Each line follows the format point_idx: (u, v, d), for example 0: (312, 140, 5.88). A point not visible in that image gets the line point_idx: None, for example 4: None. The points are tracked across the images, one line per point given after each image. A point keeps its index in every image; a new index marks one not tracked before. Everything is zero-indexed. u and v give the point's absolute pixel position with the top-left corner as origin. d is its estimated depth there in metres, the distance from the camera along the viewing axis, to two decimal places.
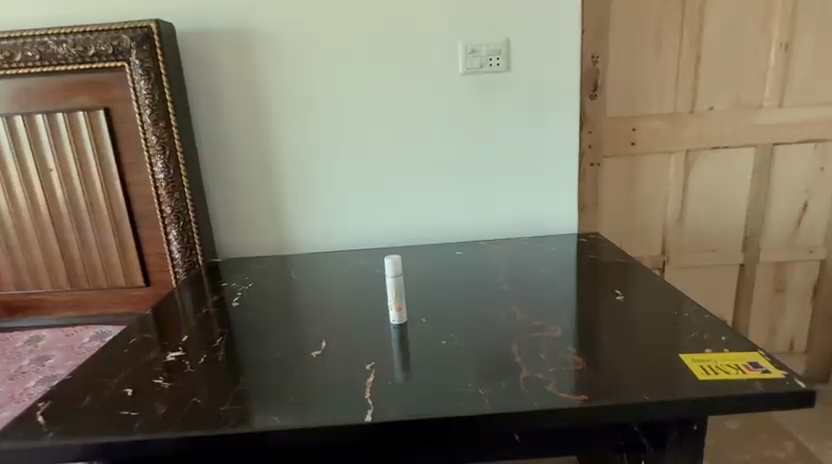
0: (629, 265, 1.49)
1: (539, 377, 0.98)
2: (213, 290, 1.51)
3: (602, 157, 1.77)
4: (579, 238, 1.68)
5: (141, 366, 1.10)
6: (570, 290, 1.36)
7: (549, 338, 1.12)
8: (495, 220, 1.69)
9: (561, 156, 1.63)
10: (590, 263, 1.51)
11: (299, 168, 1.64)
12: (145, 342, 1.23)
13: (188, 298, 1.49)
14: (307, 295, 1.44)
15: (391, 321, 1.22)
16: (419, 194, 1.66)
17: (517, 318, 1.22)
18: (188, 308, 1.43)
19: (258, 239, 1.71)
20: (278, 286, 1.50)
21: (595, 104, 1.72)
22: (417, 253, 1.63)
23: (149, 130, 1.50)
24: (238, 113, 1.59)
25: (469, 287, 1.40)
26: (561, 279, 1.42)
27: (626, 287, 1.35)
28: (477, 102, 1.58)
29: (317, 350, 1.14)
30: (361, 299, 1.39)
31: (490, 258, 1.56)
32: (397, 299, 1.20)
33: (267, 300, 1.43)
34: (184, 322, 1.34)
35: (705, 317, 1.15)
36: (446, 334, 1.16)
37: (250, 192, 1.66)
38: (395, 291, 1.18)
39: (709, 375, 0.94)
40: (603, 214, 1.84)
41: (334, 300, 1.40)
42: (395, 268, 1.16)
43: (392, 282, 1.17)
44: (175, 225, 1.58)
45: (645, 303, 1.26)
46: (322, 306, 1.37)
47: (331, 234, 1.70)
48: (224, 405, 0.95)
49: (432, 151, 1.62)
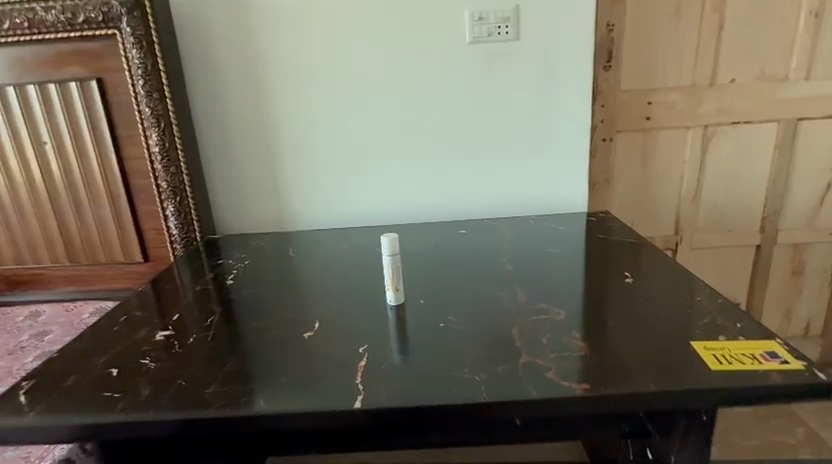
0: (638, 246, 1.43)
1: (539, 363, 0.94)
2: (208, 268, 1.48)
3: (614, 131, 1.69)
4: (589, 217, 1.61)
5: (129, 345, 1.08)
6: (575, 272, 1.30)
7: (550, 323, 1.07)
8: (498, 197, 1.63)
9: (570, 130, 1.56)
10: (597, 244, 1.45)
11: (298, 142, 1.58)
12: (135, 320, 1.20)
13: (182, 275, 1.46)
14: (304, 274, 1.40)
15: (388, 302, 1.18)
16: (421, 171, 1.60)
17: (517, 300, 1.17)
18: (183, 285, 1.40)
19: (257, 216, 1.67)
20: (275, 265, 1.46)
21: (609, 76, 1.63)
22: (421, 231, 1.58)
23: (143, 101, 1.45)
24: (235, 84, 1.53)
25: (471, 268, 1.35)
26: (567, 261, 1.36)
27: (636, 270, 1.29)
28: (483, 74, 1.50)
29: (311, 332, 1.10)
30: (358, 279, 1.35)
31: (493, 238, 1.51)
32: (394, 281, 1.15)
33: (263, 278, 1.40)
34: (178, 299, 1.31)
35: (718, 301, 1.09)
36: (444, 316, 1.12)
37: (248, 167, 1.61)
38: (392, 271, 1.13)
39: (721, 364, 0.89)
40: (614, 192, 1.77)
41: (332, 279, 1.36)
42: (393, 248, 1.11)
43: (389, 261, 1.12)
44: (171, 200, 1.54)
45: (655, 286, 1.20)
46: (319, 285, 1.33)
47: (331, 210, 1.66)
48: (210, 388, 0.92)
49: (436, 127, 1.56)
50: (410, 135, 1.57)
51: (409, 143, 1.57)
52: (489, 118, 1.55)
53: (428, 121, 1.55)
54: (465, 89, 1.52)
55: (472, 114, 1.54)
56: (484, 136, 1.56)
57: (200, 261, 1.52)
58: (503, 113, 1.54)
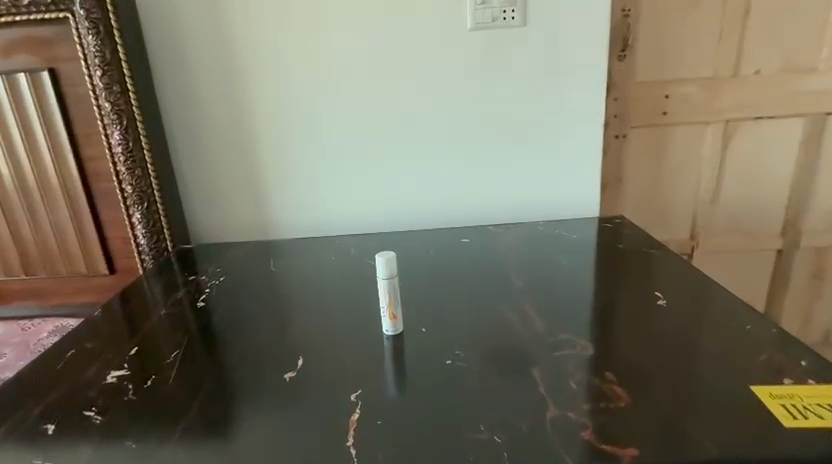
0: (658, 257, 1.29)
1: (570, 417, 0.81)
2: (180, 284, 1.32)
3: (628, 127, 1.55)
4: (601, 222, 1.47)
5: (73, 390, 0.96)
6: (595, 290, 1.17)
7: (573, 360, 0.94)
8: (502, 200, 1.48)
9: (582, 126, 1.41)
10: (616, 255, 1.32)
11: (281, 141, 1.42)
12: (87, 353, 1.06)
13: (148, 292, 1.29)
14: (287, 290, 1.24)
15: (385, 332, 1.04)
16: (418, 171, 1.45)
17: (534, 328, 1.04)
18: (148, 305, 1.24)
19: (236, 224, 1.51)
20: (255, 280, 1.30)
21: (622, 67, 1.49)
22: (418, 239, 1.43)
23: (101, 95, 1.27)
24: (210, 76, 1.36)
25: (476, 286, 1.20)
26: (586, 276, 1.22)
27: (665, 288, 1.16)
28: (486, 61, 1.35)
29: (292, 373, 0.96)
30: (348, 297, 1.20)
31: (498, 248, 1.36)
32: (390, 308, 1.00)
33: (241, 296, 1.24)
34: (141, 323, 1.16)
35: (755, 332, 0.97)
36: (451, 350, 0.98)
37: (224, 168, 1.45)
38: (389, 297, 0.99)
39: (796, 419, 0.78)
40: (626, 193, 1.63)
41: (319, 298, 1.20)
42: (390, 269, 0.96)
43: (385, 285, 0.98)
44: (137, 207, 1.37)
45: (689, 309, 1.07)
46: (304, 304, 1.18)
47: (317, 216, 1.50)
48: (157, 455, 0.80)
49: (434, 122, 1.40)
50: (405, 131, 1.41)
51: (404, 140, 1.42)
52: (493, 113, 1.39)
53: (425, 115, 1.39)
54: (466, 79, 1.36)
55: (474, 107, 1.39)
56: (488, 132, 1.41)
57: (170, 276, 1.36)
58: (508, 107, 1.39)
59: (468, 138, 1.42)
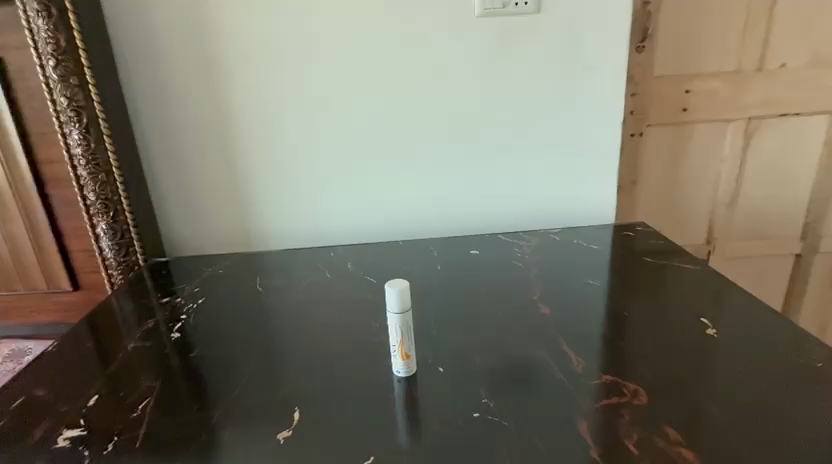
0: (688, 273, 1.19)
1: None
2: (154, 309, 1.17)
3: (645, 125, 1.44)
4: (619, 230, 1.36)
5: (17, 457, 0.81)
6: (636, 318, 1.05)
7: (623, 422, 0.81)
8: (512, 205, 1.35)
9: (600, 125, 1.29)
10: (649, 272, 1.19)
11: (267, 145, 1.27)
12: (37, 406, 0.92)
13: (114, 321, 1.14)
14: (279, 322, 1.10)
15: (396, 373, 0.92)
16: (420, 175, 1.31)
17: (575, 372, 0.91)
18: (113, 339, 1.09)
19: (218, 234, 1.36)
20: (240, 307, 1.16)
21: (641, 59, 1.37)
22: (421, 251, 1.30)
23: (56, 89, 1.10)
24: (185, 70, 1.20)
25: (494, 314, 1.07)
26: (622, 299, 1.11)
27: (714, 316, 1.04)
28: (498, 51, 1.21)
29: (286, 432, 0.83)
30: (351, 329, 1.06)
31: (511, 264, 1.23)
32: (403, 346, 0.89)
33: (226, 326, 1.10)
34: (103, 365, 1.01)
35: (810, 375, 0.88)
36: (477, 400, 0.86)
37: (204, 175, 1.30)
38: (401, 334, 0.88)
39: None
40: (641, 196, 1.52)
41: (319, 332, 1.06)
42: (403, 303, 0.85)
43: (396, 320, 0.86)
44: (102, 217, 1.20)
45: (742, 345, 0.96)
46: (302, 339, 1.04)
47: (309, 226, 1.35)
48: None
49: (439, 120, 1.26)
50: (407, 130, 1.27)
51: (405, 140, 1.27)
52: (504, 109, 1.26)
53: (430, 113, 1.25)
54: (476, 72, 1.22)
55: (484, 103, 1.25)
56: (498, 130, 1.28)
57: (139, 299, 1.20)
58: (521, 103, 1.25)
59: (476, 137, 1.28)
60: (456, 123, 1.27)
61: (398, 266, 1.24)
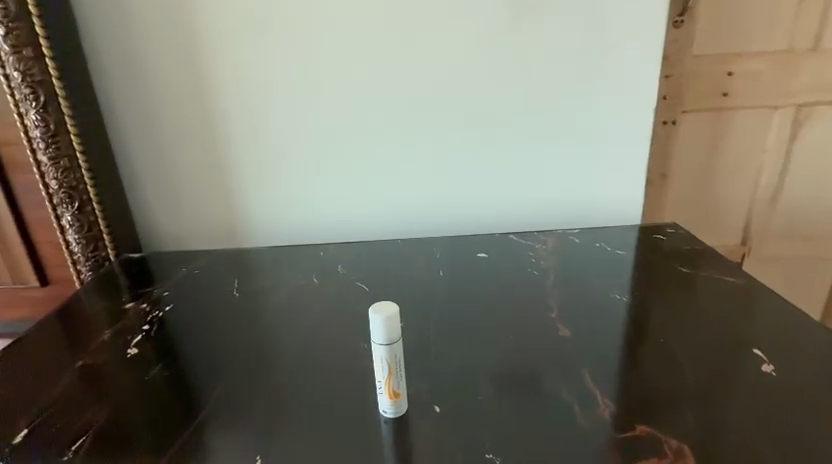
0: (735, 287, 1.00)
1: None
2: (117, 317, 1.04)
3: (680, 111, 1.27)
4: (648, 231, 1.18)
5: None
6: (675, 342, 0.88)
7: None
8: (525, 203, 1.18)
9: (633, 112, 1.10)
10: (687, 282, 1.02)
11: (251, 129, 1.13)
12: None
13: (69, 329, 1.01)
14: (256, 337, 0.96)
15: (382, 413, 0.78)
16: (423, 166, 1.15)
17: (600, 417, 0.75)
18: (63, 353, 0.96)
19: (201, 227, 1.22)
20: (213, 318, 1.02)
21: (677, 37, 1.21)
22: (421, 253, 1.15)
23: (9, 62, 0.97)
24: (158, 43, 1.06)
25: (502, 337, 0.91)
26: (655, 318, 0.94)
27: (766, 344, 0.87)
28: (518, 21, 1.03)
29: None
30: (334, 351, 0.91)
31: (523, 272, 1.07)
32: (390, 383, 0.75)
33: (198, 338, 0.97)
34: (44, 388, 0.89)
35: None
36: (480, 453, 0.71)
37: (181, 161, 1.16)
38: (388, 369, 0.74)
39: None
40: (671, 191, 1.36)
41: (300, 352, 0.92)
42: (390, 334, 0.72)
43: (381, 353, 0.73)
44: (67, 207, 1.08)
45: (801, 378, 0.80)
46: (280, 358, 0.91)
47: (298, 221, 1.21)
48: None
49: (446, 103, 1.10)
50: (409, 114, 1.11)
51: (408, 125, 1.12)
52: (522, 90, 1.09)
53: (435, 95, 1.09)
54: (490, 47, 1.05)
55: (499, 84, 1.08)
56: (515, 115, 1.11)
57: (100, 303, 1.08)
58: (542, 83, 1.08)
59: (489, 122, 1.11)
60: (467, 106, 1.10)
61: (396, 270, 1.10)
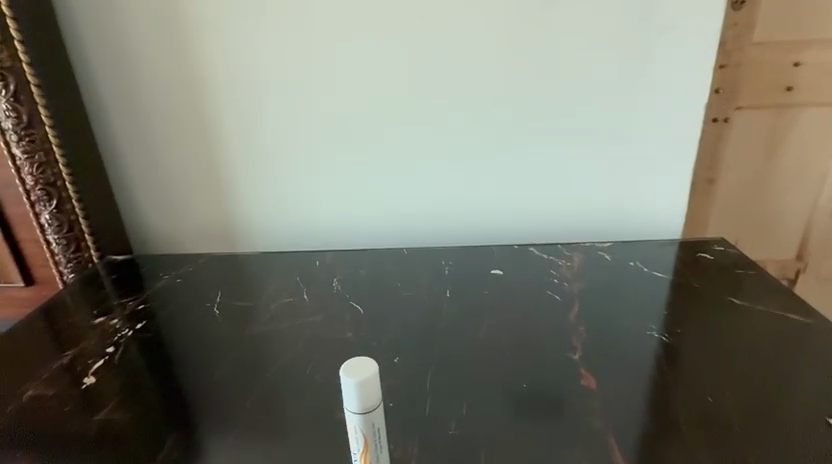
0: (803, 327, 0.82)
1: None
2: (80, 326, 0.90)
3: (734, 107, 1.10)
4: (691, 249, 1.01)
5: None
6: (729, 400, 0.70)
7: None
8: (550, 211, 1.04)
9: (683, 111, 0.95)
10: (741, 316, 0.85)
11: (240, 117, 1.00)
12: None
13: (26, 333, 0.89)
14: (224, 370, 0.79)
15: None
16: (430, 171, 1.02)
17: None
18: (8, 381, 0.80)
19: (191, 226, 1.11)
20: (183, 341, 0.85)
21: (737, 21, 1.03)
22: (424, 262, 0.99)
23: None
24: (140, 20, 0.94)
25: (516, 380, 0.74)
26: (702, 364, 0.76)
27: None
28: (543, 6, 0.88)
29: None
30: (311, 397, 0.74)
31: (543, 296, 0.89)
32: (366, 456, 0.59)
33: (165, 352, 0.84)
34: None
35: None
36: None
37: (167, 152, 1.04)
38: (364, 440, 0.58)
39: None
40: (719, 198, 1.19)
41: (275, 391, 0.75)
42: (365, 401, 0.56)
43: (355, 422, 0.57)
44: (44, 205, 0.98)
45: None
46: (249, 391, 0.75)
47: (293, 221, 1.09)
48: None
49: (462, 99, 0.96)
50: (414, 114, 0.98)
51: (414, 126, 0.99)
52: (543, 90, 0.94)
53: (450, 89, 0.95)
54: (504, 42, 0.91)
55: (515, 84, 0.94)
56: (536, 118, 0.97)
57: (62, 320, 0.92)
58: (573, 78, 0.93)
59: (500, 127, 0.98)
60: (478, 108, 0.96)
61: (392, 284, 0.94)
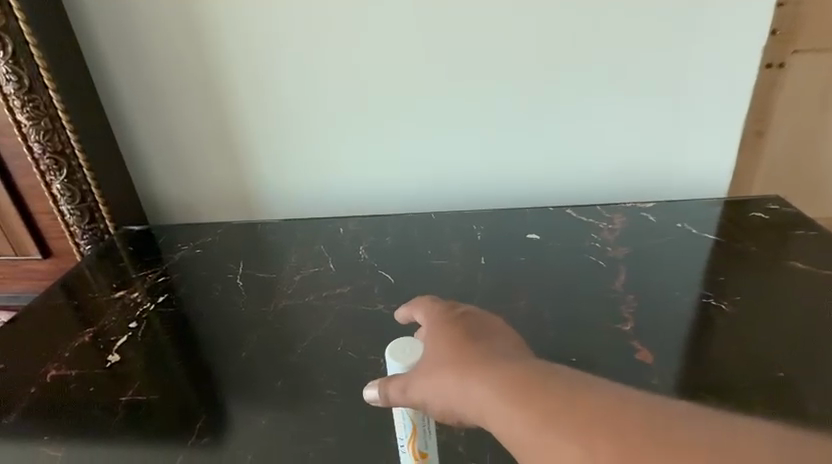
0: None
1: None
2: (100, 301, 0.87)
3: (790, 51, 1.00)
4: (742, 204, 0.92)
5: None
6: (795, 372, 0.65)
7: None
8: (588, 171, 0.97)
9: (735, 62, 0.86)
10: (802, 279, 0.78)
11: (252, 75, 0.93)
12: None
13: (47, 311, 0.86)
14: (251, 346, 0.76)
15: None
16: (451, 134, 0.96)
17: None
18: (32, 360, 0.78)
19: (208, 193, 1.06)
20: (205, 315, 0.82)
21: None
22: (452, 226, 0.94)
23: None
24: None
25: (563, 355, 0.70)
26: (759, 332, 0.71)
27: None
28: None
29: None
30: (342, 374, 0.70)
31: (586, 262, 0.83)
32: (414, 444, 0.56)
33: (189, 327, 0.80)
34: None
35: None
36: None
37: (179, 116, 0.98)
38: (412, 428, 0.55)
39: None
40: (767, 152, 1.11)
41: (304, 368, 0.72)
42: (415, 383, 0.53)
43: (404, 410, 0.54)
44: (53, 174, 0.93)
45: None
46: (276, 368, 0.72)
47: (314, 186, 1.03)
48: None
49: (492, 52, 0.88)
50: (438, 71, 0.90)
51: (431, 89, 0.92)
52: (563, 52, 0.87)
53: (479, 41, 0.87)
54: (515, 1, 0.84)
55: (528, 49, 0.87)
56: (554, 85, 0.90)
57: (79, 295, 0.89)
58: (606, 29, 0.85)
59: (511, 97, 0.91)
60: (488, 75, 0.90)
61: (420, 251, 0.89)
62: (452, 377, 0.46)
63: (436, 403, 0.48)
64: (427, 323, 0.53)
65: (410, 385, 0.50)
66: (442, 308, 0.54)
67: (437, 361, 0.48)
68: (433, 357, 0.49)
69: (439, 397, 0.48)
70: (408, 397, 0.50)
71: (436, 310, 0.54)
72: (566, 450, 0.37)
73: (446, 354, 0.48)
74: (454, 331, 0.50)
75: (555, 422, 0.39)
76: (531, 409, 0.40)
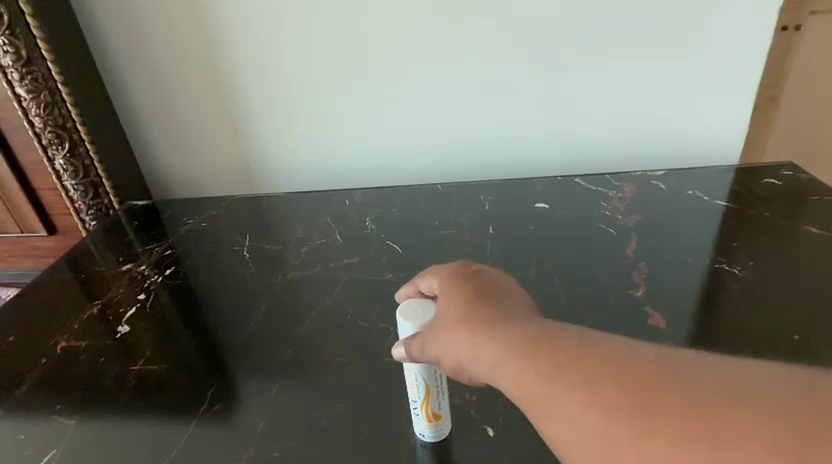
0: None
1: None
2: (107, 275, 0.87)
3: (808, 12, 0.96)
4: (756, 172, 0.90)
5: None
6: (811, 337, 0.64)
7: None
8: (598, 140, 0.96)
9: (751, 25, 0.83)
10: (818, 245, 0.77)
11: (253, 43, 0.91)
12: None
13: (55, 285, 0.86)
14: (259, 317, 0.76)
15: (421, 436, 0.59)
16: (457, 104, 0.94)
17: None
18: (42, 334, 0.78)
19: (211, 166, 1.05)
20: (213, 287, 0.82)
21: None
22: (460, 197, 0.92)
23: None
24: None
25: (576, 322, 0.69)
26: (774, 298, 0.70)
27: None
28: None
29: None
30: (352, 343, 0.70)
31: (596, 231, 0.82)
32: (428, 404, 0.56)
33: (197, 299, 0.80)
34: (11, 385, 0.71)
35: None
36: None
37: (180, 87, 0.96)
38: (426, 388, 0.55)
39: None
40: (781, 118, 1.08)
41: (313, 338, 0.72)
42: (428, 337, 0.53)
43: (417, 370, 0.55)
44: (56, 149, 0.92)
45: None
46: (285, 338, 0.72)
47: (319, 158, 1.02)
48: None
49: (500, 18, 0.85)
50: (444, 38, 0.88)
51: (436, 58, 0.90)
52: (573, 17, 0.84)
53: (487, 6, 0.84)
54: None
55: (536, 14, 0.85)
56: (563, 52, 0.88)
57: (86, 270, 0.89)
58: None
59: (516, 64, 0.89)
60: (496, 42, 0.88)
61: (428, 223, 0.88)
62: (463, 334, 0.46)
63: (449, 360, 0.48)
64: (438, 283, 0.53)
65: (426, 343, 0.50)
66: (453, 267, 0.54)
67: (451, 317, 0.48)
68: (444, 315, 0.49)
69: (452, 353, 0.47)
70: (427, 353, 0.50)
71: (447, 271, 0.54)
72: (572, 397, 0.37)
73: (457, 313, 0.48)
74: (464, 291, 0.50)
75: (563, 372, 0.39)
76: (539, 361, 0.40)
